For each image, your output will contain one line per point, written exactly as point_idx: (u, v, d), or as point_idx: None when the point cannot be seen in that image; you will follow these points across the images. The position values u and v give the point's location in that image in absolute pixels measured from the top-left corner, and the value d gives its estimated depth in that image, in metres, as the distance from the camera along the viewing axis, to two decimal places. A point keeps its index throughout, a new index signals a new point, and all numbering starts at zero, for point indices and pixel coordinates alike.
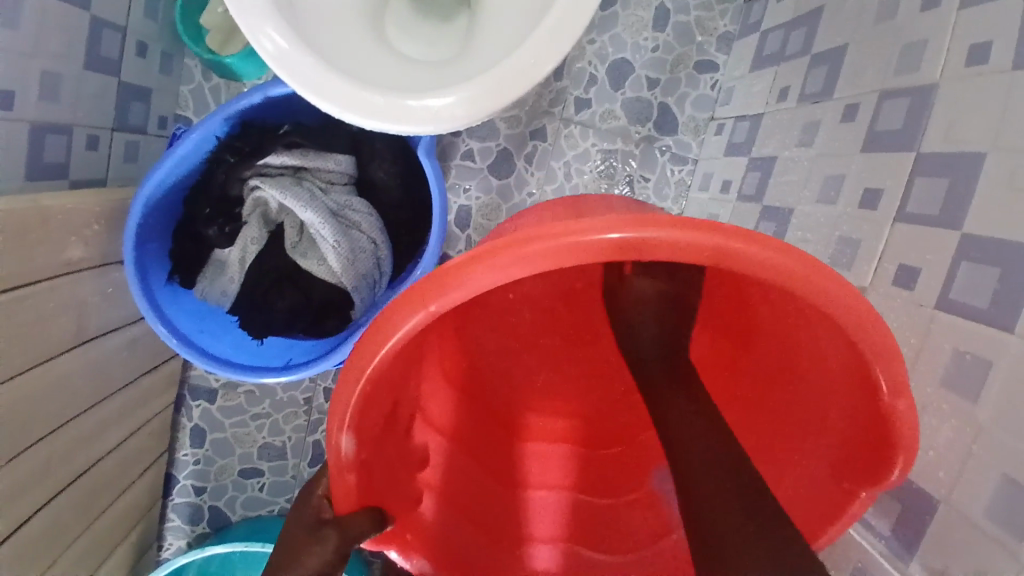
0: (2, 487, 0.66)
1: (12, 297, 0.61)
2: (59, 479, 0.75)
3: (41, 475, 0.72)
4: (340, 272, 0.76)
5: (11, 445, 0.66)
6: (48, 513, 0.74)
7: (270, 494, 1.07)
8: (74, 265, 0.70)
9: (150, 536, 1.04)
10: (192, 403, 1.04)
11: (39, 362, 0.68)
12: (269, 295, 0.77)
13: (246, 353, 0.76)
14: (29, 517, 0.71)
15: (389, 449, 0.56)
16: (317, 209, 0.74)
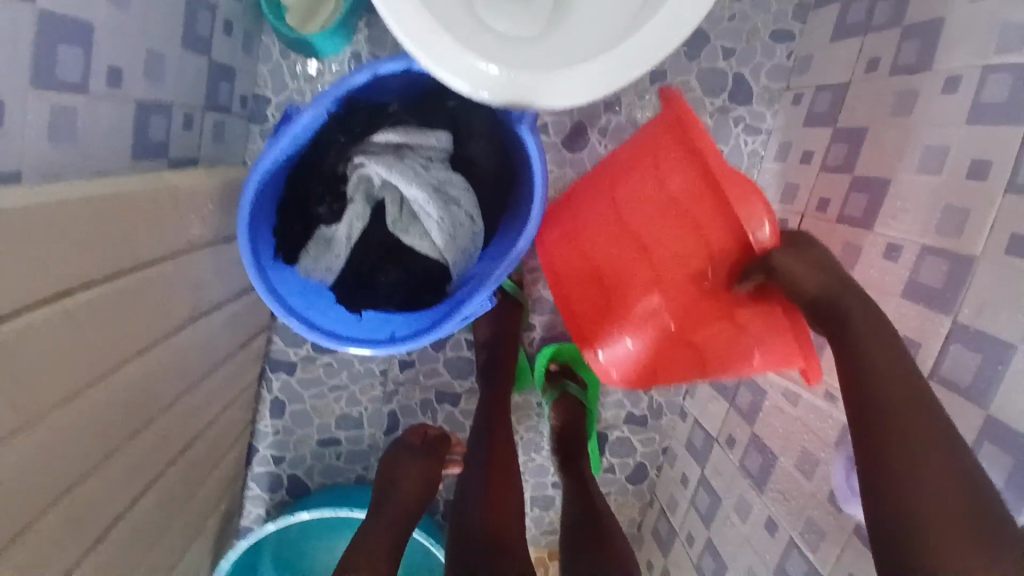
0: (131, 460, 0.67)
1: (144, 277, 0.60)
2: (165, 457, 0.75)
3: (154, 452, 0.72)
4: (442, 249, 0.77)
5: (140, 420, 0.66)
6: (152, 493, 0.74)
7: (348, 463, 1.11)
8: (194, 243, 0.70)
9: (235, 505, 1.07)
10: (272, 375, 1.05)
11: (163, 340, 0.67)
12: (372, 271, 0.77)
13: (350, 327, 0.77)
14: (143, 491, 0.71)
15: (665, 183, 0.67)
16: (422, 186, 0.74)
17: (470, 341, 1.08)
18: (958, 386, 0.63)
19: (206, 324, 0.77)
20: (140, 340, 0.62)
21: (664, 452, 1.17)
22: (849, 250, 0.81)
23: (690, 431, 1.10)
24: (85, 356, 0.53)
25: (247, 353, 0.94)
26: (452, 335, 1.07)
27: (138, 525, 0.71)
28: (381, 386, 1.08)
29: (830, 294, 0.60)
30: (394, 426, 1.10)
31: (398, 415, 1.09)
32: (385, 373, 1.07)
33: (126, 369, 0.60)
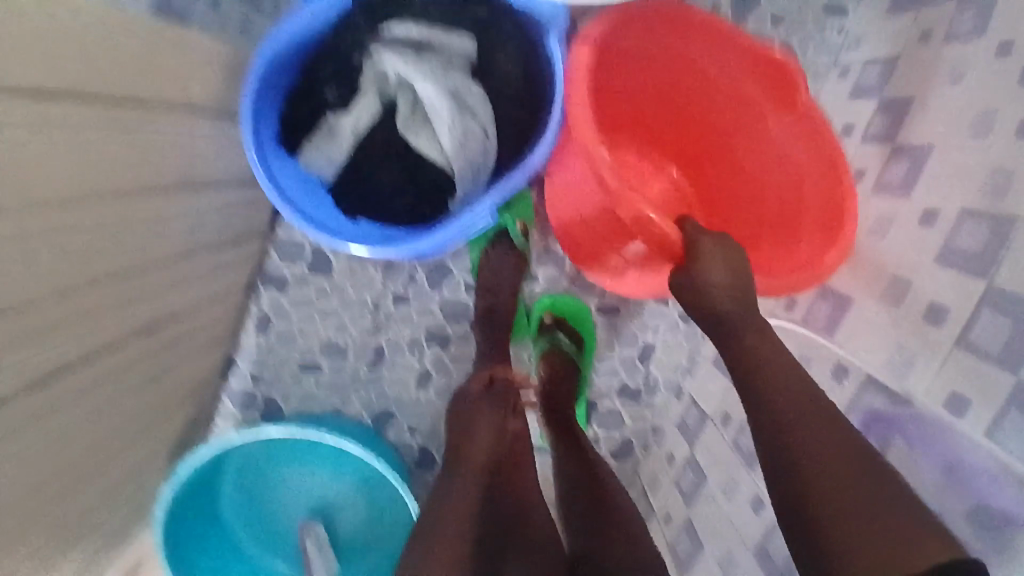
0: (89, 305, 0.62)
1: (113, 110, 0.58)
2: (133, 323, 0.71)
3: (119, 312, 0.68)
4: (450, 154, 0.73)
5: (101, 264, 0.63)
6: (112, 356, 0.69)
7: (325, 392, 1.07)
8: (176, 100, 0.68)
9: (204, 416, 1.04)
10: (264, 290, 1.03)
11: (132, 192, 0.64)
12: (377, 168, 0.76)
13: (341, 226, 0.73)
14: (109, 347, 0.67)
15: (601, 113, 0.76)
16: (437, 83, 0.72)
17: (468, 284, 1.04)
18: (988, 354, 0.58)
19: (191, 196, 0.74)
20: (105, 178, 0.60)
21: (653, 433, 1.11)
22: (883, 219, 0.79)
23: (684, 411, 1.05)
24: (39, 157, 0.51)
25: (234, 252, 0.91)
26: (451, 275, 1.04)
27: (94, 386, 0.67)
28: (372, 317, 1.05)
29: (724, 315, 0.68)
30: (379, 360, 1.06)
31: (385, 350, 1.06)
32: (377, 304, 1.04)
33: (81, 198, 0.57)
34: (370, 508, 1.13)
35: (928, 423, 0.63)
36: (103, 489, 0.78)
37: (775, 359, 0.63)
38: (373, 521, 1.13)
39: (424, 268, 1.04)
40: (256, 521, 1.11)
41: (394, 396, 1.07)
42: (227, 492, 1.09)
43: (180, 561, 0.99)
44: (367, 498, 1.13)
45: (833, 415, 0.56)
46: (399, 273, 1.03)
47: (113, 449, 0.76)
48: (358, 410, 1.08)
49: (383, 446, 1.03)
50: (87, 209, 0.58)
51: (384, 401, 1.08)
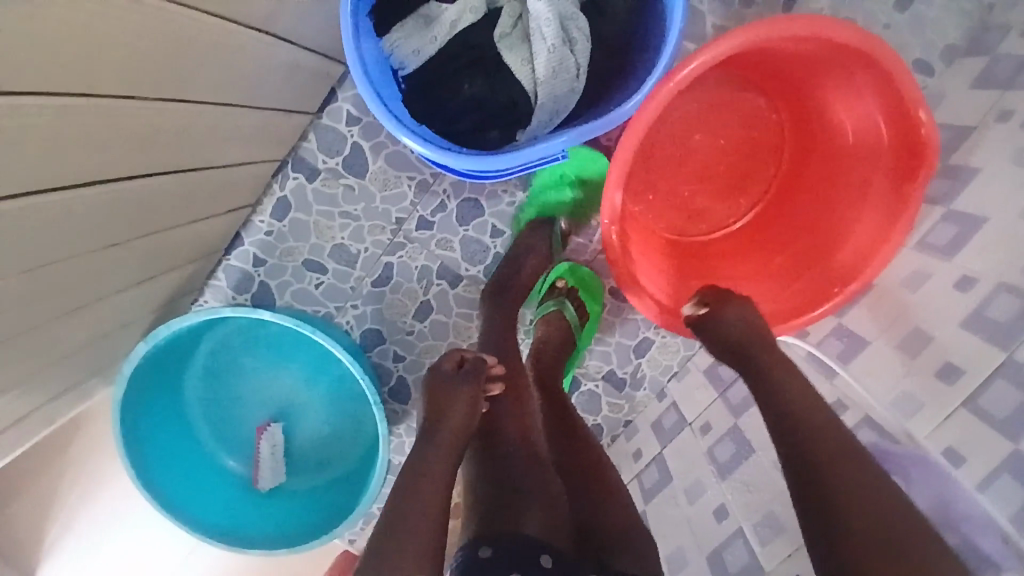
0: (139, 121, 0.58)
1: None
2: (172, 158, 0.67)
3: (163, 142, 0.64)
4: (538, 81, 0.70)
5: (163, 83, 0.59)
6: (144, 185, 0.66)
7: (323, 296, 1.05)
8: None
9: (197, 283, 1.00)
10: (291, 174, 0.99)
11: (220, 18, 0.60)
12: (459, 73, 0.72)
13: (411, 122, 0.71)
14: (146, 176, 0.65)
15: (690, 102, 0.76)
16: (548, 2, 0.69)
17: (495, 229, 1.02)
18: (992, 418, 0.60)
19: (264, 55, 0.72)
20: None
21: (625, 425, 1.12)
22: (918, 274, 0.79)
23: (662, 411, 1.05)
24: None
25: (275, 124, 0.86)
26: (480, 216, 1.01)
27: (115, 212, 0.64)
28: (390, 234, 1.02)
29: (742, 340, 0.77)
30: (385, 279, 1.04)
31: (393, 271, 1.04)
32: (399, 223, 1.02)
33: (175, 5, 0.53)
34: (334, 426, 1.11)
35: (922, 464, 0.65)
36: (86, 327, 0.75)
37: (799, 389, 0.68)
38: (334, 435, 1.11)
39: (456, 201, 1.01)
40: (217, 403, 1.10)
41: (389, 318, 1.06)
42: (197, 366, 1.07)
43: (136, 418, 0.97)
44: (334, 412, 1.11)
45: (862, 456, 0.60)
46: (432, 199, 1.00)
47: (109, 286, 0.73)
48: (350, 322, 1.06)
49: (366, 364, 1.01)
50: (176, 17, 0.54)
51: (378, 320, 1.06)
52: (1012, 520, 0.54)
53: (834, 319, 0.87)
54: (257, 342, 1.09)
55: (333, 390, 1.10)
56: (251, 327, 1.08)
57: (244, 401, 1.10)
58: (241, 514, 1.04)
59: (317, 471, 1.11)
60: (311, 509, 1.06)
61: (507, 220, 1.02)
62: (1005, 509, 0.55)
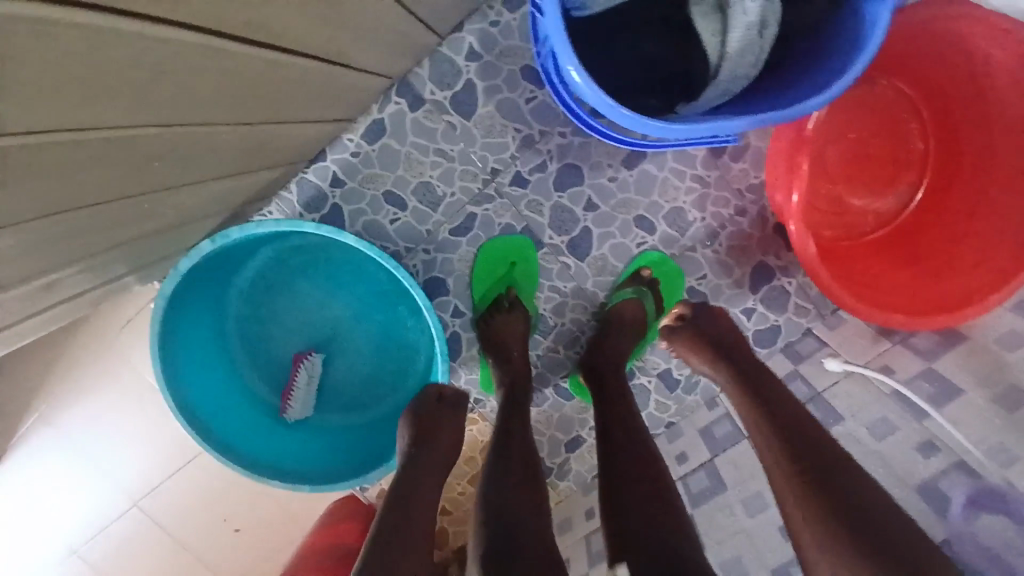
0: None
1: None
2: (328, 47, 0.61)
3: (332, 27, 0.58)
4: (726, 56, 0.66)
5: None
6: (297, 68, 0.59)
7: (395, 233, 0.99)
8: None
9: (271, 191, 0.94)
10: (393, 97, 0.93)
11: None
12: (642, 28, 0.67)
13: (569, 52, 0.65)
14: (307, 55, 0.59)
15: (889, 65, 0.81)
16: None
17: (590, 202, 0.97)
18: None
19: None
20: None
21: (667, 426, 1.10)
22: (1019, 334, 0.80)
23: (714, 420, 1.02)
24: None
25: (406, 39, 0.80)
26: (579, 185, 0.97)
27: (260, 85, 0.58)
28: (481, 184, 0.97)
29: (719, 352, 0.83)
30: (464, 230, 0.99)
31: (474, 222, 0.98)
32: (493, 174, 0.96)
33: None
34: (375, 373, 1.07)
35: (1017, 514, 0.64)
36: (173, 206, 0.68)
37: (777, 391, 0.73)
38: (372, 380, 1.07)
39: (558, 163, 0.96)
40: (256, 321, 1.04)
41: (458, 270, 1.01)
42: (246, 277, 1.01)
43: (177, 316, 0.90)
44: (378, 356, 1.06)
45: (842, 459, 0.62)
46: (533, 157, 0.96)
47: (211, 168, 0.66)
48: (416, 266, 1.00)
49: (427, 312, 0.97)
50: None
51: (445, 269, 1.01)
52: None
53: (924, 362, 0.87)
54: (314, 267, 1.04)
55: (382, 334, 1.06)
56: (311, 250, 1.03)
57: (286, 325, 1.05)
58: (263, 441, 0.97)
59: (347, 413, 1.06)
60: (333, 451, 1.01)
61: (605, 196, 0.97)
62: None
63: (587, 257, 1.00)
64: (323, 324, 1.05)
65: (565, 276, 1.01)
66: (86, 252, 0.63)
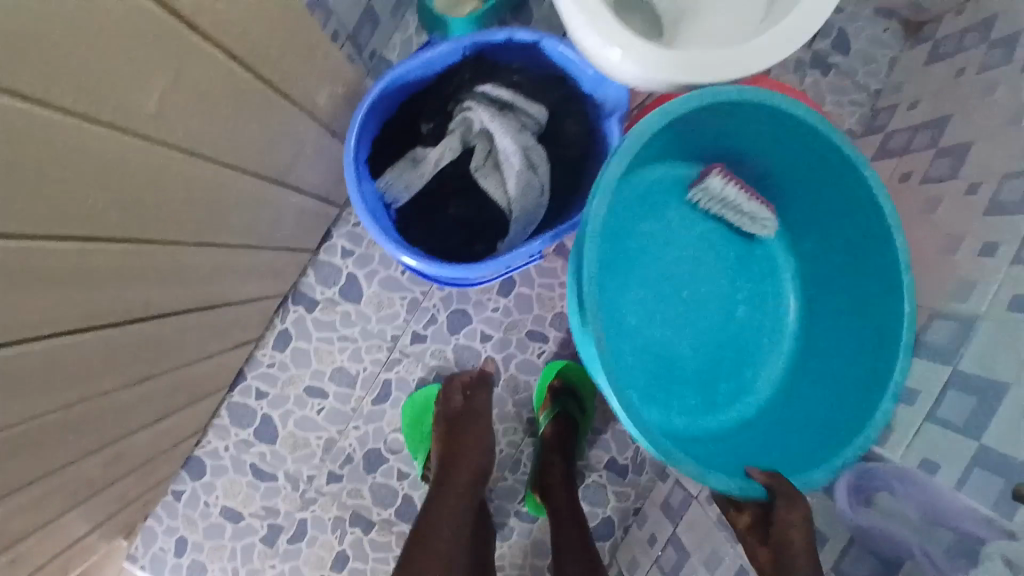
0: (170, 265, 0.65)
1: (268, 99, 0.67)
2: (194, 297, 0.75)
3: (194, 280, 0.72)
4: (513, 198, 0.82)
5: (203, 230, 0.68)
6: (172, 320, 0.73)
7: (325, 420, 1.08)
8: (311, 111, 0.79)
9: (202, 423, 1.03)
10: (291, 308, 1.07)
11: (244, 169, 0.70)
12: (445, 200, 0.83)
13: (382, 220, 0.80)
14: (181, 309, 0.74)
15: None
16: (515, 139, 0.81)
17: (484, 334, 1.10)
18: (956, 423, 0.66)
19: (278, 199, 0.82)
20: (231, 151, 0.65)
21: (635, 513, 1.13)
22: None
23: (669, 491, 1.08)
24: (196, 119, 0.57)
25: (275, 265, 0.94)
26: (469, 323, 1.10)
27: (135, 353, 0.69)
28: (387, 351, 1.09)
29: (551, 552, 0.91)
30: (384, 396, 1.09)
31: (392, 386, 1.09)
32: (394, 340, 1.09)
33: (211, 159, 0.62)
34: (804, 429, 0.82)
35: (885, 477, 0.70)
36: (88, 472, 0.76)
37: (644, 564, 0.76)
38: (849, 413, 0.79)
39: (445, 313, 1.10)
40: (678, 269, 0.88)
41: (390, 434, 1.09)
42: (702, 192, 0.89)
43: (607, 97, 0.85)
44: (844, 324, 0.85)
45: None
46: (424, 315, 1.09)
47: (122, 425, 0.77)
48: (351, 444, 1.09)
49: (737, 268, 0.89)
50: (208, 173, 0.63)
51: (379, 437, 1.09)
52: (995, 503, 0.59)
53: None
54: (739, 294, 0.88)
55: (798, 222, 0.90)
56: (835, 295, 0.87)
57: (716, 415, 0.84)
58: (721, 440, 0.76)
59: (716, 412, 0.88)
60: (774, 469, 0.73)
61: (494, 324, 1.10)
62: (988, 501, 0.60)
63: (501, 381, 1.11)
64: (714, 303, 0.88)
65: None
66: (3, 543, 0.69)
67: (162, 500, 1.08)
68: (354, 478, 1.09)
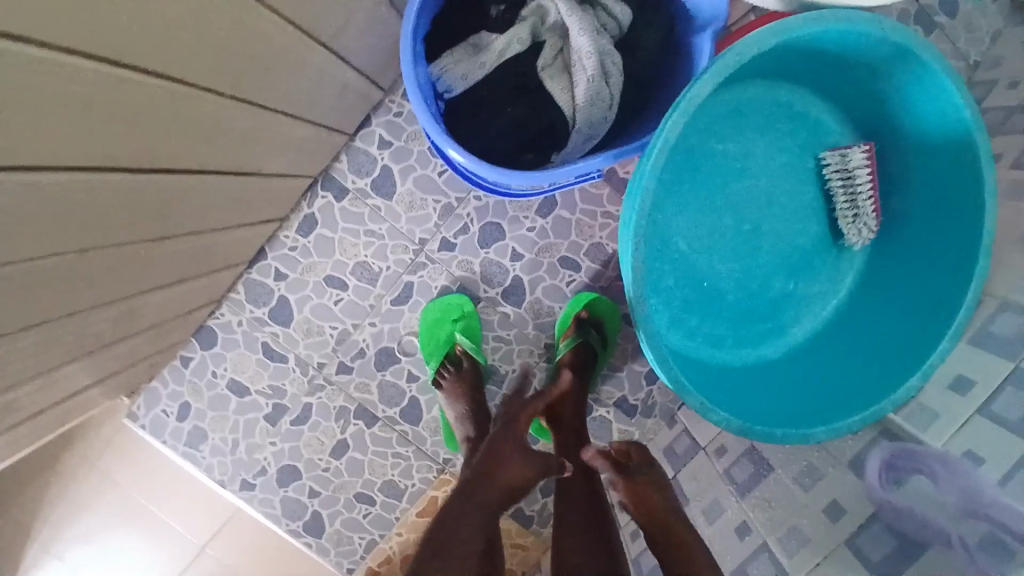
0: (206, 123, 0.60)
1: None
2: (227, 161, 0.70)
3: (230, 142, 0.67)
4: (578, 107, 0.74)
5: (241, 87, 0.62)
6: (205, 180, 0.68)
7: (341, 312, 1.06)
8: None
9: (218, 294, 1.02)
10: (319, 192, 1.02)
11: (291, 22, 0.62)
12: (502, 97, 0.74)
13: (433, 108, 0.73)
14: (214, 170, 0.69)
15: None
16: (592, 39, 0.72)
17: (514, 253, 1.06)
18: (1006, 420, 0.63)
19: (322, 69, 0.74)
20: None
21: None
22: None
23: (673, 438, 1.07)
24: None
25: (309, 142, 0.88)
26: (502, 239, 1.05)
27: (159, 209, 0.65)
28: (412, 254, 1.05)
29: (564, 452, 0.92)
30: (404, 298, 1.06)
31: (413, 289, 1.06)
32: (422, 243, 1.04)
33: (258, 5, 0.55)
34: (822, 385, 0.80)
35: (919, 458, 0.67)
36: (97, 324, 0.74)
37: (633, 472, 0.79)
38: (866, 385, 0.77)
39: (478, 224, 1.05)
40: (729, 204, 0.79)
41: (404, 337, 1.07)
42: (804, 118, 0.79)
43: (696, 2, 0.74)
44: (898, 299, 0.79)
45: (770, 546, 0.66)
46: (456, 223, 1.04)
47: (139, 281, 0.74)
48: (365, 340, 1.07)
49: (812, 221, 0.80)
50: (256, 21, 0.56)
51: (393, 337, 1.07)
52: None
53: None
54: (792, 248, 0.81)
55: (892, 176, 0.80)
56: (897, 262, 0.80)
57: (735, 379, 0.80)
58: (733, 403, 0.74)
59: (731, 355, 0.82)
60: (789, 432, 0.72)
61: (526, 244, 1.05)
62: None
63: (523, 303, 1.08)
64: (776, 242, 0.80)
65: (507, 324, 1.09)
66: (19, 377, 0.69)
67: (170, 364, 1.08)
68: (363, 374, 1.08)
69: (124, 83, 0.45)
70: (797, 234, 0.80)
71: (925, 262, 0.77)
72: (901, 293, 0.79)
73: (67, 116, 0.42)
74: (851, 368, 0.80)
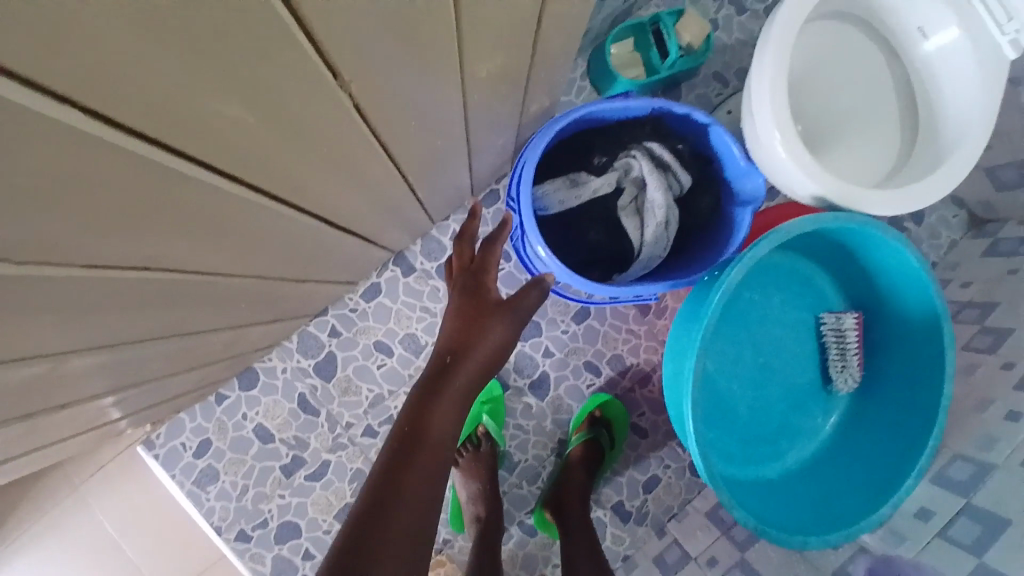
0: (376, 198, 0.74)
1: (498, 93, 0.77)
2: (364, 228, 0.83)
3: (376, 214, 0.81)
4: (643, 243, 0.93)
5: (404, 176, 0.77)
6: (346, 239, 0.81)
7: (382, 377, 1.14)
8: None
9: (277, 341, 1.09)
10: (389, 267, 1.15)
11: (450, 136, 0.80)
12: (585, 221, 0.93)
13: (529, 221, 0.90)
14: (353, 234, 0.82)
15: None
16: (663, 195, 0.92)
17: (546, 351, 1.19)
18: (962, 544, 0.78)
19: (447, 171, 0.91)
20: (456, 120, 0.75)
21: (624, 559, 1.18)
22: None
23: (663, 547, 1.14)
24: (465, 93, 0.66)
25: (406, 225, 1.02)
26: (538, 336, 1.19)
27: (307, 255, 0.77)
28: None
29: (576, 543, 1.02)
30: None
31: None
32: None
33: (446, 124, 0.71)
34: (812, 506, 0.94)
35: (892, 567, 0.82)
36: (201, 345, 0.82)
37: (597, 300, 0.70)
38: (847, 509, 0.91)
39: None
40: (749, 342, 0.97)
41: None
42: (811, 285, 0.99)
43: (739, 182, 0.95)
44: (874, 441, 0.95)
45: None
46: None
47: (252, 312, 0.83)
48: (397, 406, 1.14)
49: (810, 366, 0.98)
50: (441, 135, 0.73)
51: None
52: None
53: None
54: (794, 386, 0.98)
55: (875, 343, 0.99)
56: (875, 411, 0.97)
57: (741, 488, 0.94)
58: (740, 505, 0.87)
59: (738, 468, 0.96)
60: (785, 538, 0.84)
61: (558, 345, 1.19)
62: None
63: (546, 397, 1.19)
64: (783, 379, 0.97)
65: (528, 414, 1.19)
66: (128, 377, 0.75)
67: (204, 399, 1.11)
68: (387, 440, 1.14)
69: (360, 159, 0.59)
70: (798, 374, 0.98)
71: (897, 413, 0.94)
72: (878, 436, 0.95)
73: (322, 171, 0.55)
74: (836, 496, 0.94)
